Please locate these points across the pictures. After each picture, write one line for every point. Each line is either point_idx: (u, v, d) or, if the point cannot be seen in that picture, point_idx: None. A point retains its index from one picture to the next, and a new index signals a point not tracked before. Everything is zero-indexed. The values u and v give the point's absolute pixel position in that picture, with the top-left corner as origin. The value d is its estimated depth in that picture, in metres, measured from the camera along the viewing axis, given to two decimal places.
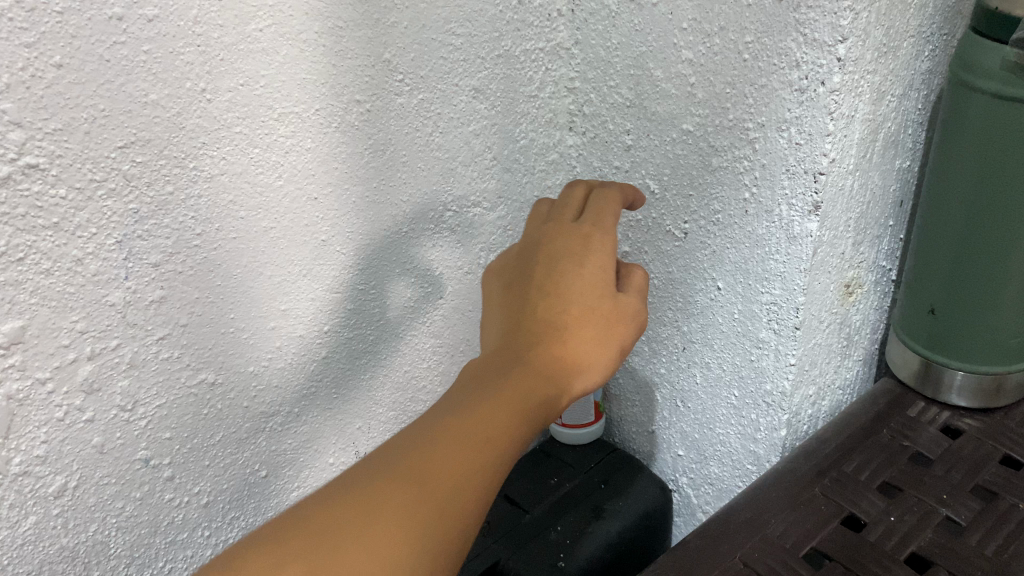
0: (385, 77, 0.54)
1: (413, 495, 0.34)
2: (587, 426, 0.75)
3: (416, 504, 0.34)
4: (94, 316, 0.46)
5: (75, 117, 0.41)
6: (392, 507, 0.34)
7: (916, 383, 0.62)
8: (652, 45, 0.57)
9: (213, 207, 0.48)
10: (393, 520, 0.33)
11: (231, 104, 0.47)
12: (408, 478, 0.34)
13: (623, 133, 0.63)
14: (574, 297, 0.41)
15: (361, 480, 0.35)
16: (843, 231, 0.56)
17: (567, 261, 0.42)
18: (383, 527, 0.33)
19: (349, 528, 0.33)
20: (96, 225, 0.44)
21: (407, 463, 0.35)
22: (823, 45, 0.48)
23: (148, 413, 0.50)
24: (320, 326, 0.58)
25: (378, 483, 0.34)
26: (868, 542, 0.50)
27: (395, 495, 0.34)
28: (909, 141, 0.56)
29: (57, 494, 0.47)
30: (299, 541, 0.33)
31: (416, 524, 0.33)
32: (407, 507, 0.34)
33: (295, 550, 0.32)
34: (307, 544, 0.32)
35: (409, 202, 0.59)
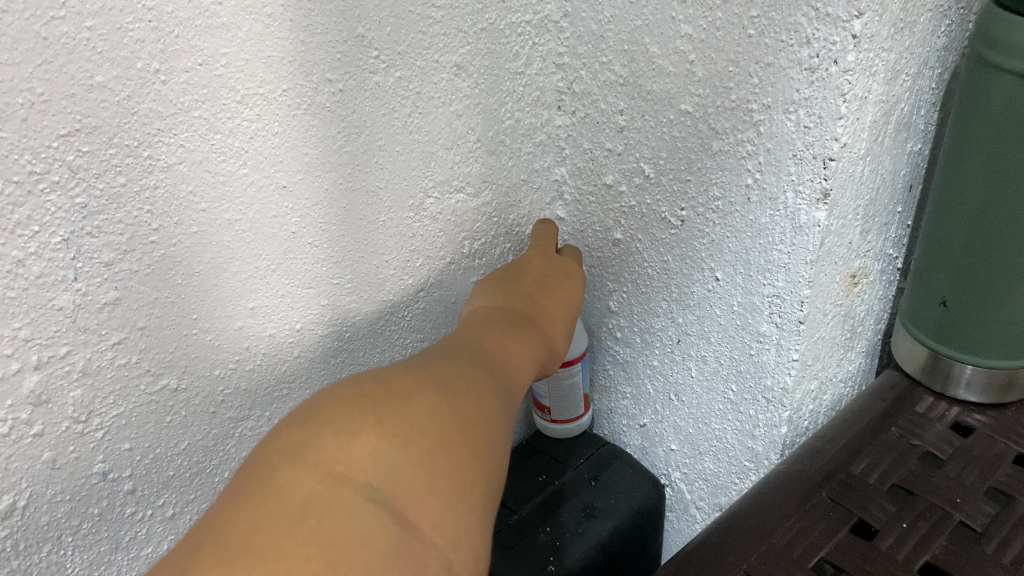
0: (359, 54, 0.49)
1: (495, 408, 0.40)
2: (577, 420, 0.73)
3: (500, 419, 0.40)
4: (40, 322, 0.41)
5: (10, 103, 0.37)
6: (486, 408, 0.40)
7: (923, 377, 0.59)
8: (648, 19, 0.53)
9: (171, 199, 0.44)
10: (478, 420, 0.38)
11: (189, 85, 0.42)
12: (493, 391, 0.42)
13: (616, 113, 0.59)
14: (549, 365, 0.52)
15: (451, 370, 0.41)
16: (851, 219, 0.52)
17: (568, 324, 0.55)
18: (476, 420, 0.38)
19: (450, 412, 0.37)
20: (38, 222, 0.39)
21: (486, 377, 0.42)
22: (836, 21, 0.44)
23: (104, 423, 0.46)
24: (292, 323, 0.54)
25: (466, 381, 0.41)
26: (879, 551, 0.47)
27: (486, 400, 0.40)
28: (922, 123, 0.53)
29: (5, 514, 0.43)
30: (410, 423, 0.35)
31: (499, 436, 0.39)
32: (493, 411, 0.40)
33: (405, 426, 0.35)
34: (418, 421, 0.35)
35: (387, 188, 0.55)
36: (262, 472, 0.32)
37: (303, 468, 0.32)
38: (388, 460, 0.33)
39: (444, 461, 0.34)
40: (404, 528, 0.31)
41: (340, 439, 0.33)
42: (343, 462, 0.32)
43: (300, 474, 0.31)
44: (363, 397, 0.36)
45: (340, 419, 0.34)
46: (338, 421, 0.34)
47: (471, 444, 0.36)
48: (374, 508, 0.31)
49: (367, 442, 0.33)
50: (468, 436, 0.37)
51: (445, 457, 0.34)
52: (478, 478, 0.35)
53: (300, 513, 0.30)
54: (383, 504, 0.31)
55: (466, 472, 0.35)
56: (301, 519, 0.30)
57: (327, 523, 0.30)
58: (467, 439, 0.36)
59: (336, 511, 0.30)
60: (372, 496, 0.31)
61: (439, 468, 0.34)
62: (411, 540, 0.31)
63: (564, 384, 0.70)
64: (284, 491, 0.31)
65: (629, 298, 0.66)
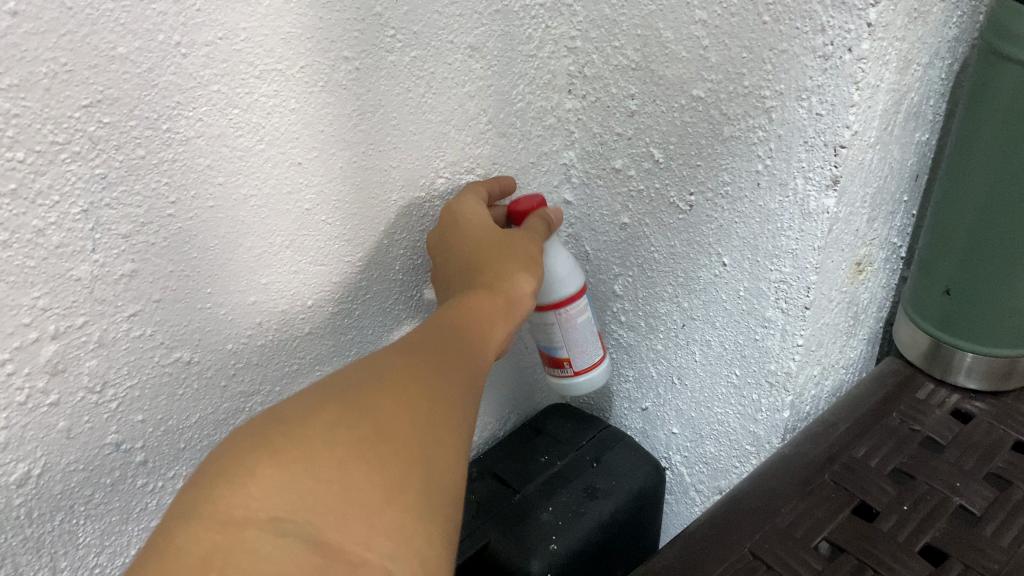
0: (376, 32, 0.49)
1: (422, 398, 0.39)
2: (598, 364, 0.66)
3: (432, 406, 0.39)
4: (58, 292, 0.42)
5: (34, 72, 0.37)
6: (410, 402, 0.38)
7: (924, 365, 0.60)
8: (662, 4, 0.54)
9: (189, 171, 0.44)
10: (393, 413, 0.37)
11: (208, 59, 0.42)
12: (421, 381, 0.40)
13: (627, 97, 0.60)
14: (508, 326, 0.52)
15: (366, 375, 0.40)
16: (859, 207, 0.53)
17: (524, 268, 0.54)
18: (391, 417, 0.37)
19: (362, 420, 0.36)
20: (59, 192, 0.40)
21: (412, 368, 0.41)
22: (852, 9, 0.44)
23: (119, 394, 0.47)
24: (304, 300, 0.54)
25: (386, 379, 0.39)
26: (879, 532, 0.48)
27: (408, 392, 0.39)
28: (931, 113, 0.53)
29: (21, 482, 0.44)
30: (314, 445, 0.34)
31: (431, 422, 0.38)
32: (420, 402, 0.39)
33: (309, 446, 0.33)
34: (323, 440, 0.34)
35: (399, 167, 0.56)
36: (160, 534, 0.30)
37: (199, 522, 0.30)
38: (293, 490, 0.32)
39: (359, 473, 0.33)
40: (324, 554, 0.30)
41: (235, 481, 0.31)
42: (241, 502, 0.31)
43: (195, 524, 0.30)
44: (257, 434, 0.34)
45: (235, 460, 0.32)
46: (231, 464, 0.32)
47: (391, 445, 0.35)
48: (284, 542, 0.30)
49: (266, 478, 0.32)
50: (386, 438, 0.35)
51: (360, 469, 0.33)
52: (406, 474, 0.34)
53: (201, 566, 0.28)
54: (294, 535, 0.30)
55: (390, 473, 0.34)
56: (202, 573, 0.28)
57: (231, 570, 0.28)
58: (385, 441, 0.35)
59: (240, 560, 0.29)
60: (281, 531, 0.30)
61: (353, 482, 0.33)
62: (335, 563, 0.30)
63: (576, 325, 0.63)
64: (178, 548, 0.29)
65: (635, 283, 0.67)
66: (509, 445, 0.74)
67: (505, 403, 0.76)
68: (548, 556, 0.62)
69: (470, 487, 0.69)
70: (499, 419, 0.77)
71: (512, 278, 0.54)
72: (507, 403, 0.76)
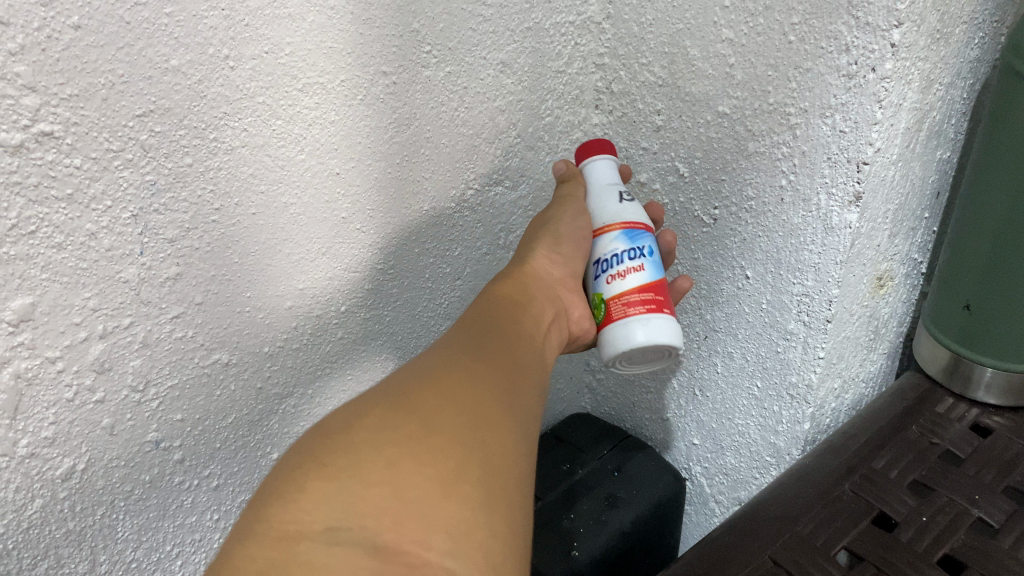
0: (412, 48, 0.51)
1: (467, 396, 0.39)
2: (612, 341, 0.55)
3: (479, 402, 0.39)
4: (107, 293, 0.43)
5: (93, 83, 0.38)
6: (456, 401, 0.39)
7: (944, 379, 0.60)
8: (690, 22, 0.55)
9: (233, 179, 0.46)
10: (446, 413, 0.37)
11: (255, 72, 0.44)
12: (465, 378, 0.41)
13: (653, 113, 0.61)
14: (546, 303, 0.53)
15: (410, 379, 0.40)
16: (881, 222, 0.54)
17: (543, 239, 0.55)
18: (445, 418, 0.37)
19: (408, 420, 0.36)
20: (111, 197, 0.41)
21: (456, 366, 0.42)
22: (876, 30, 0.45)
23: (159, 394, 0.48)
24: (337, 306, 0.56)
25: (430, 380, 0.40)
26: (899, 542, 0.49)
27: (450, 390, 0.39)
28: (952, 131, 0.55)
29: (66, 477, 0.45)
30: (360, 451, 0.34)
31: (479, 416, 0.38)
32: (467, 399, 0.39)
33: (359, 454, 0.34)
34: (371, 445, 0.35)
35: (431, 179, 0.58)
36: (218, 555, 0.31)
37: (253, 538, 0.31)
38: (342, 499, 0.32)
39: (412, 472, 0.34)
40: (380, 557, 0.30)
41: (285, 498, 0.32)
42: (293, 519, 0.31)
43: (250, 544, 0.30)
44: (311, 450, 0.35)
45: (285, 478, 0.33)
46: (281, 482, 0.33)
47: (440, 439, 0.36)
48: (337, 550, 0.30)
49: (316, 491, 0.32)
50: (435, 435, 0.36)
51: (410, 468, 0.34)
52: (460, 469, 0.35)
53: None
54: (347, 542, 0.30)
55: (443, 468, 0.34)
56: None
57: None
58: (434, 436, 0.36)
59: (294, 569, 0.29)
60: (334, 540, 0.30)
61: (406, 483, 0.33)
62: (393, 565, 0.30)
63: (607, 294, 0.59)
64: (237, 566, 0.30)
65: None
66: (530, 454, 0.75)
67: None
68: (569, 562, 0.63)
69: None
70: None
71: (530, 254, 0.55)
72: None
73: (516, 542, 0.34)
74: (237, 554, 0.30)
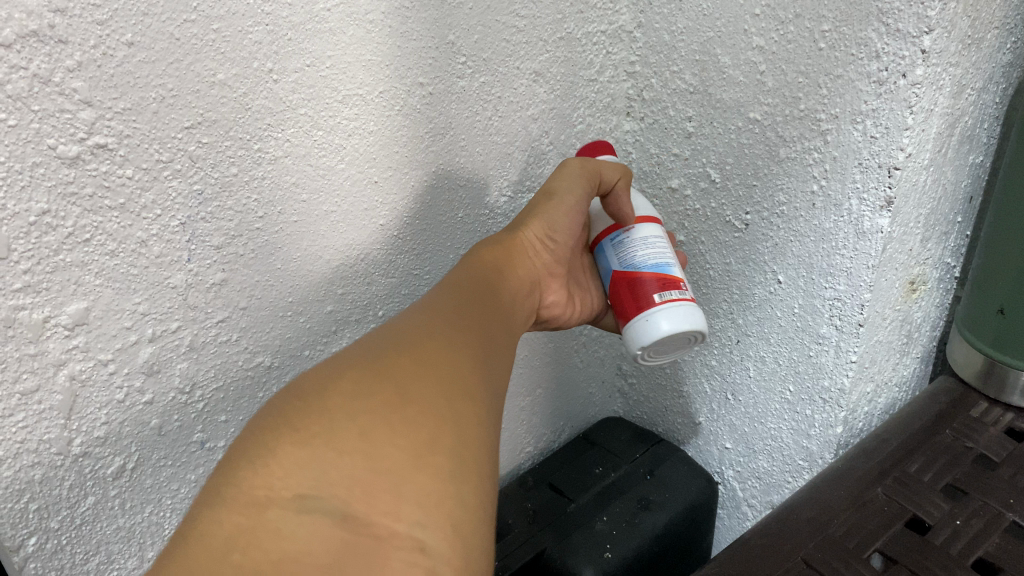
0: (448, 59, 0.52)
1: (442, 368, 0.41)
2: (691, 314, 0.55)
3: (454, 376, 0.40)
4: (156, 298, 0.45)
5: (144, 97, 0.40)
6: (431, 372, 0.40)
7: (978, 383, 0.60)
8: (720, 31, 0.56)
9: (276, 189, 0.47)
10: (421, 387, 0.39)
11: (297, 84, 0.45)
12: (441, 352, 0.42)
13: (684, 120, 0.62)
14: (528, 280, 0.55)
15: (385, 348, 0.41)
16: (913, 227, 0.54)
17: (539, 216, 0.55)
18: (423, 395, 0.38)
19: (382, 391, 0.38)
20: (161, 207, 0.43)
21: (434, 338, 0.43)
22: (906, 36, 0.45)
23: (205, 395, 0.50)
24: (376, 310, 0.58)
25: (404, 350, 0.41)
26: (932, 545, 0.49)
27: (428, 365, 0.40)
28: (985, 135, 0.55)
29: (116, 475, 0.47)
30: (334, 419, 0.36)
31: (452, 389, 0.39)
32: (444, 374, 0.40)
33: (332, 425, 0.35)
34: (345, 414, 0.36)
35: (466, 186, 0.59)
36: (188, 519, 0.32)
37: (224, 504, 0.32)
38: (316, 466, 0.33)
39: (384, 443, 0.35)
40: (349, 528, 0.31)
41: (258, 464, 0.33)
42: (264, 485, 0.32)
43: (222, 511, 0.32)
44: (283, 418, 0.36)
45: (257, 442, 0.34)
46: (255, 446, 0.34)
47: (414, 410, 0.37)
48: (307, 519, 0.31)
49: (287, 457, 0.34)
50: (409, 407, 0.37)
51: (382, 439, 0.35)
52: (433, 441, 0.36)
53: (226, 547, 0.30)
54: (317, 511, 0.31)
55: (416, 440, 0.35)
56: (230, 554, 0.30)
57: (257, 548, 0.30)
58: (407, 406, 0.37)
59: (263, 535, 0.31)
60: (303, 509, 0.31)
61: (378, 453, 0.34)
62: (362, 535, 0.31)
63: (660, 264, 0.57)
64: (206, 532, 0.31)
65: None
66: (563, 458, 0.77)
67: (560, 415, 0.79)
68: (602, 563, 0.64)
69: (526, 495, 0.72)
70: (553, 429, 0.79)
71: (523, 225, 0.55)
72: (561, 415, 0.79)
73: (487, 512, 0.35)
74: (207, 520, 0.32)
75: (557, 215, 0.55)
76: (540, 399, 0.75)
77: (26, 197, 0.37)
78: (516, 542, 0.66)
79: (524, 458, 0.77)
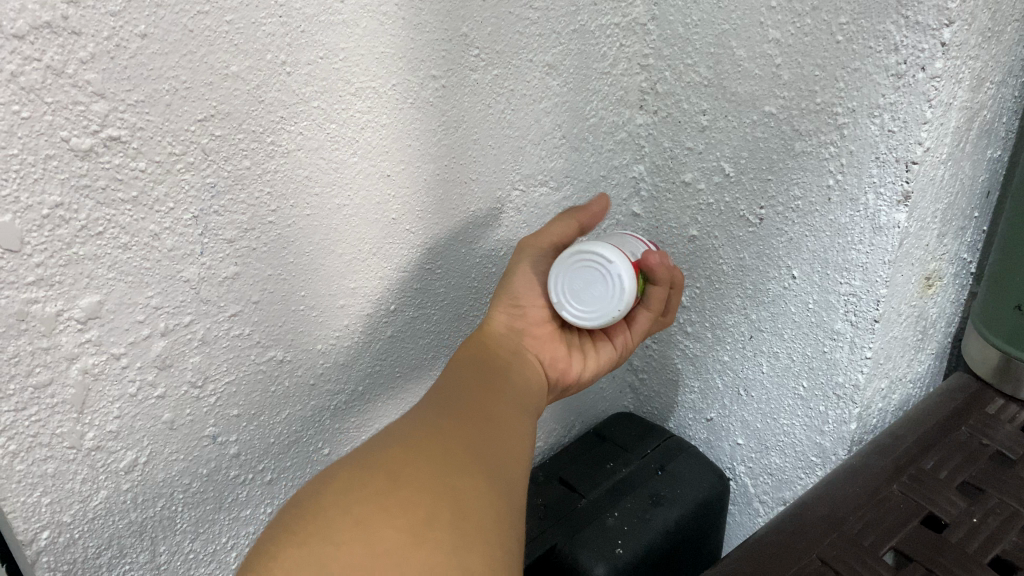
0: (461, 53, 0.52)
1: (435, 447, 0.42)
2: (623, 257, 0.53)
3: (448, 451, 0.42)
4: (169, 292, 0.44)
5: (157, 89, 0.39)
6: (425, 454, 0.42)
7: (994, 380, 0.60)
8: (736, 23, 0.56)
9: (289, 182, 0.47)
10: (414, 468, 0.40)
11: (311, 77, 0.45)
12: (434, 433, 0.44)
13: (698, 113, 0.62)
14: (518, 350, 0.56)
15: (379, 443, 0.43)
16: (929, 222, 0.53)
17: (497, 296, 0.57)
18: (417, 476, 0.40)
19: (375, 480, 0.39)
20: (174, 199, 0.42)
21: (426, 423, 0.45)
22: (926, 29, 0.45)
23: (218, 389, 0.50)
24: (387, 305, 0.58)
25: (396, 440, 0.43)
26: (948, 543, 0.49)
27: (420, 447, 0.42)
28: (1003, 129, 0.54)
29: (128, 469, 0.47)
30: (331, 515, 0.37)
31: (447, 464, 0.41)
32: (436, 452, 0.42)
33: (330, 520, 0.37)
34: (341, 508, 0.38)
35: (478, 180, 0.59)
36: None
37: None
38: (318, 560, 0.35)
39: (381, 528, 0.36)
40: None
41: (263, 566, 0.35)
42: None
43: None
44: (285, 523, 0.37)
45: (260, 551, 0.36)
46: (259, 552, 0.36)
47: (407, 492, 0.39)
48: None
49: (290, 556, 0.35)
50: (402, 490, 0.39)
51: (380, 525, 0.36)
52: (429, 517, 0.37)
53: None
54: None
55: (412, 519, 0.37)
56: None
57: None
58: (399, 490, 0.39)
59: None
60: None
61: (376, 539, 0.36)
62: None
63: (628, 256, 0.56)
64: None
65: (703, 294, 0.68)
66: (573, 453, 0.76)
67: (570, 410, 0.79)
68: (613, 559, 0.64)
69: (537, 490, 0.72)
70: (562, 424, 0.79)
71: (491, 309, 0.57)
72: (572, 409, 0.79)
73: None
74: None
75: (516, 287, 0.57)
76: None
77: (38, 189, 0.37)
78: (527, 537, 0.66)
79: (534, 453, 0.77)
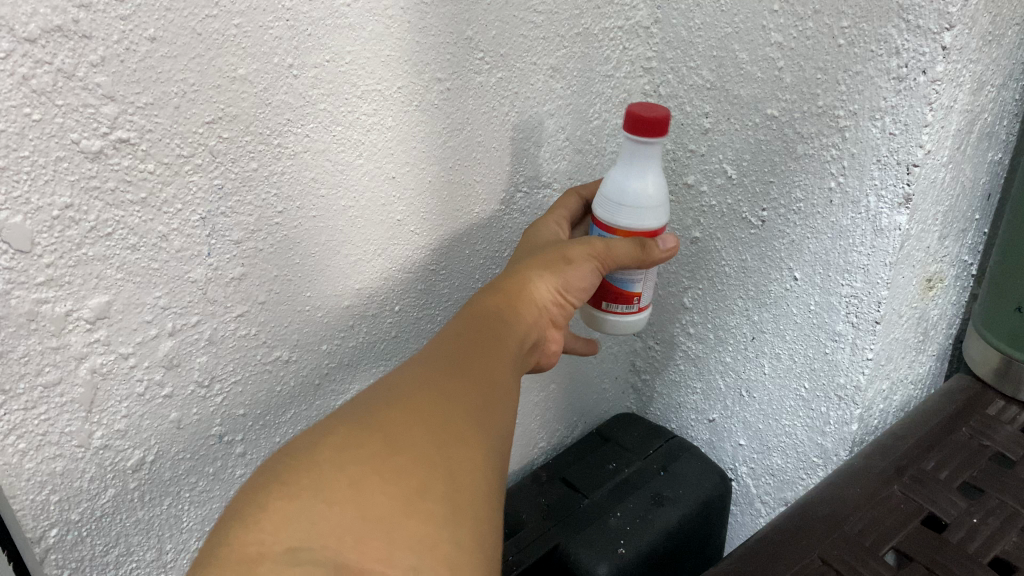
0: (466, 55, 0.52)
1: (434, 411, 0.39)
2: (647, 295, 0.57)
3: (451, 419, 0.39)
4: (176, 292, 0.45)
5: (166, 91, 0.40)
6: (428, 419, 0.39)
7: (994, 382, 0.60)
8: (738, 27, 0.56)
9: (295, 184, 0.48)
10: (412, 434, 0.37)
11: (317, 80, 0.46)
12: (439, 396, 0.41)
13: (701, 116, 0.62)
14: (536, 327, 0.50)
15: (382, 396, 0.40)
16: (930, 224, 0.54)
17: (550, 273, 0.50)
18: (416, 443, 0.37)
19: (371, 441, 0.37)
20: (181, 201, 0.43)
21: (433, 383, 0.42)
22: (927, 33, 0.45)
23: (224, 389, 0.50)
24: (392, 305, 0.58)
25: (399, 397, 0.40)
26: (949, 544, 0.49)
27: (420, 409, 0.39)
28: (1004, 132, 0.54)
29: (136, 467, 0.47)
30: (325, 474, 0.35)
31: (449, 433, 0.38)
32: (436, 417, 0.39)
33: (320, 478, 0.35)
34: (335, 468, 0.35)
35: (482, 181, 0.59)
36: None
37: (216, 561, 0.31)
38: (307, 519, 0.33)
39: (374, 492, 0.34)
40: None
41: (249, 521, 0.33)
42: (255, 540, 0.32)
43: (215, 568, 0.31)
44: (275, 475, 0.35)
45: (250, 499, 0.34)
46: (247, 503, 0.34)
47: (403, 459, 0.36)
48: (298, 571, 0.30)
49: (280, 512, 0.33)
50: (398, 454, 0.36)
51: (373, 490, 0.34)
52: (424, 487, 0.35)
53: None
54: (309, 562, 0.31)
55: (407, 488, 0.35)
56: None
57: None
58: (396, 457, 0.36)
59: None
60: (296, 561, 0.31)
61: (368, 505, 0.33)
62: None
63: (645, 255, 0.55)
64: None
65: (705, 296, 0.69)
66: (576, 453, 0.77)
67: (572, 411, 0.79)
68: (615, 558, 0.64)
69: (540, 490, 0.72)
70: (565, 425, 0.79)
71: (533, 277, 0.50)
72: (574, 410, 0.79)
73: (485, 551, 0.34)
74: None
75: (567, 277, 0.51)
76: (553, 394, 0.75)
77: (49, 191, 0.38)
78: (529, 537, 0.67)
79: (537, 453, 0.77)
